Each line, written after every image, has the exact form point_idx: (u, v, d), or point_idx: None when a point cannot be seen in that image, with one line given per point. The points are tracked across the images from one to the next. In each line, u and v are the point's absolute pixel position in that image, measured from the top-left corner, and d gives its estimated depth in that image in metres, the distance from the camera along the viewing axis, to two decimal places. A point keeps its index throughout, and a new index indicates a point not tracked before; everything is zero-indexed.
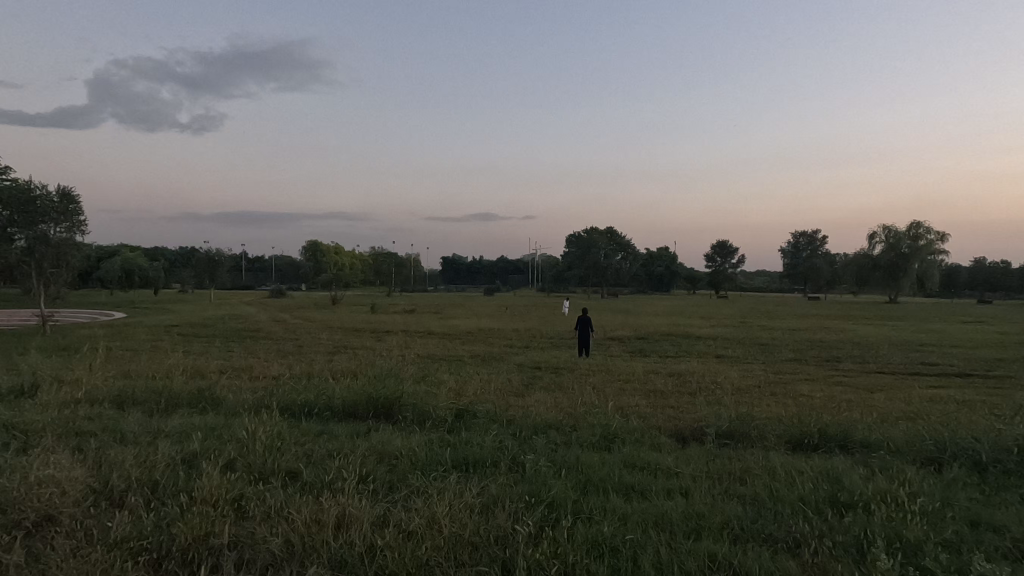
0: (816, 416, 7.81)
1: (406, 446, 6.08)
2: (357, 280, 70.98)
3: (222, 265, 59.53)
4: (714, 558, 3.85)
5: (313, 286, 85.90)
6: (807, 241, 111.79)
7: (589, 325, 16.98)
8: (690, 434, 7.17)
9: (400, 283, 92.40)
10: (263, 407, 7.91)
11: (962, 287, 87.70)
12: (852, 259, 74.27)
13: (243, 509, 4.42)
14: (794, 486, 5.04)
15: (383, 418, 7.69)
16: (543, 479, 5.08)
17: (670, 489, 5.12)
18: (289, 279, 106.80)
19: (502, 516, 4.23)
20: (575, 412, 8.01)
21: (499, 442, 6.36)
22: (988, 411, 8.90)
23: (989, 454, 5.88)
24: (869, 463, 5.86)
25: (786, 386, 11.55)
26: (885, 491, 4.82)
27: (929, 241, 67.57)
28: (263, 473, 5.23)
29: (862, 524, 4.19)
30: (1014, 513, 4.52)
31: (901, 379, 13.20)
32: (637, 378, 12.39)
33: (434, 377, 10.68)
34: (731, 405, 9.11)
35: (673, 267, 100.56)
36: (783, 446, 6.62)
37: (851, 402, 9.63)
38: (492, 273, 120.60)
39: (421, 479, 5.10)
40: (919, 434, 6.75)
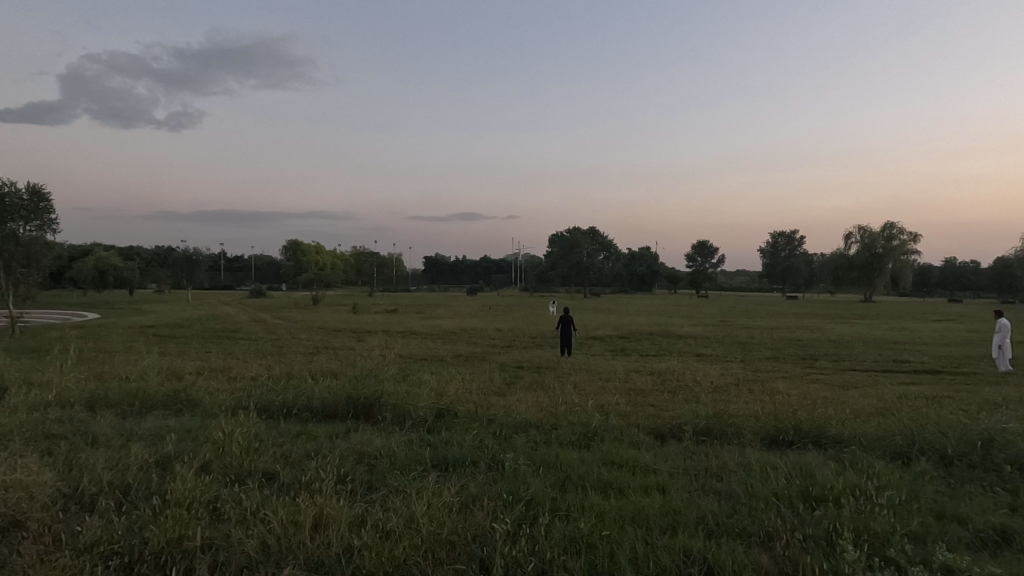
0: (791, 413, 7.96)
1: (386, 446, 6.06)
2: (339, 279, 70.29)
3: (200, 265, 58.55)
4: (689, 553, 3.92)
5: (294, 286, 85.01)
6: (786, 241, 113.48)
7: (571, 325, 17.04)
8: (668, 431, 7.27)
9: (382, 283, 92.05)
10: (241, 408, 7.82)
11: (935, 286, 89.74)
12: (829, 259, 75.70)
13: (218, 511, 4.37)
14: (768, 481, 5.13)
15: (362, 418, 7.65)
16: (522, 478, 5.11)
17: (648, 485, 5.19)
18: (269, 278, 105.49)
19: (480, 515, 4.24)
20: (555, 410, 8.06)
21: (479, 442, 6.36)
22: (956, 407, 9.16)
23: (955, 448, 6.06)
24: (840, 458, 6.01)
25: (763, 384, 11.75)
26: (854, 485, 4.96)
27: (904, 241, 69.00)
28: (239, 475, 5.17)
29: (832, 517, 4.30)
30: (977, 505, 4.67)
31: (874, 376, 13.51)
32: (618, 376, 12.50)
33: (415, 377, 10.61)
34: (709, 402, 9.25)
35: (655, 266, 101.53)
36: (759, 442, 6.75)
37: (824, 399, 9.86)
38: (476, 273, 120.32)
39: (400, 479, 5.10)
40: (890, 430, 6.93)
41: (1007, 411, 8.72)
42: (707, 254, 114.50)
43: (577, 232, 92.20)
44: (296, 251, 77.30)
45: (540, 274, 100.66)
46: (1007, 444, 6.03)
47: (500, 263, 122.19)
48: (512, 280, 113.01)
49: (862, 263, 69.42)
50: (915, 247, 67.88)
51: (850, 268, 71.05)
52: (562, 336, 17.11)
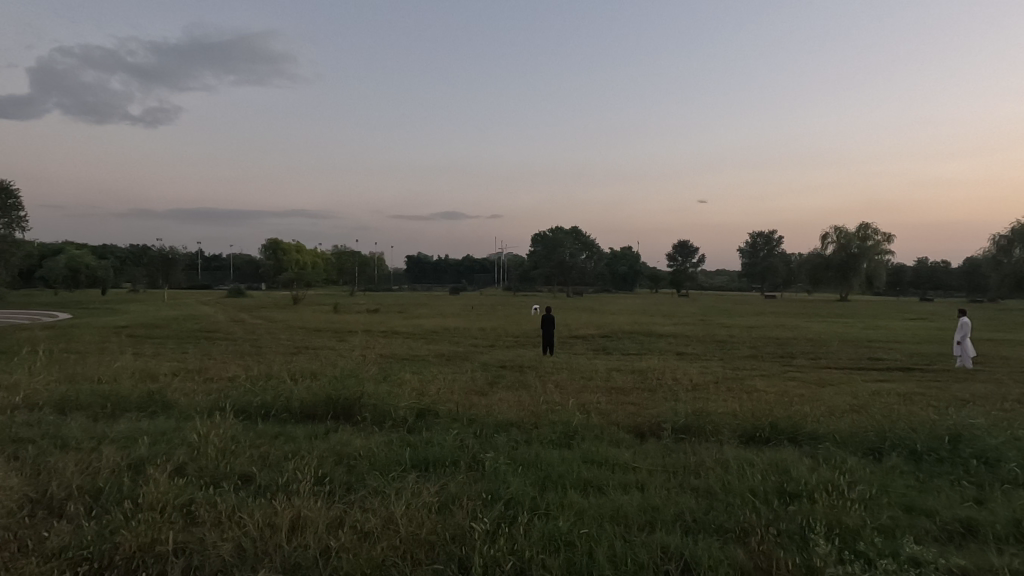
0: (768, 411, 8.09)
1: (365, 446, 6.02)
2: (319, 279, 69.55)
3: (176, 264, 57.47)
4: (666, 549, 3.97)
5: (274, 286, 83.89)
6: (765, 241, 115.33)
7: (553, 324, 17.09)
8: (648, 429, 7.33)
9: (364, 282, 91.42)
10: (218, 409, 7.69)
11: (908, 286, 92.00)
12: (806, 259, 77.01)
13: (192, 514, 4.31)
14: (745, 478, 5.21)
15: (342, 419, 7.58)
16: (503, 477, 5.11)
17: (627, 483, 5.23)
18: (248, 278, 103.91)
19: (459, 515, 4.23)
20: (537, 409, 8.07)
21: (459, 442, 6.34)
22: (927, 403, 9.40)
23: (924, 443, 6.22)
24: (814, 454, 6.12)
25: (742, 382, 11.91)
26: (828, 480, 5.06)
27: (879, 241, 70.51)
28: (215, 478, 5.09)
29: (805, 512, 4.38)
30: (945, 499, 4.80)
31: (849, 374, 13.81)
32: (600, 375, 12.58)
33: (397, 377, 10.55)
34: (689, 400, 9.35)
35: (637, 266, 102.38)
36: (736, 439, 6.85)
37: (801, 397, 10.03)
38: (458, 272, 119.99)
39: (379, 479, 5.06)
40: (862, 426, 7.09)
41: (975, 407, 9.00)
42: (687, 254, 115.78)
43: (560, 232, 92.54)
44: (276, 250, 76.17)
45: (523, 273, 100.67)
46: (974, 439, 6.21)
47: (483, 263, 121.80)
48: (495, 279, 113.02)
49: (838, 263, 70.90)
50: (889, 247, 69.45)
51: (827, 267, 72.38)
52: (544, 336, 17.16)
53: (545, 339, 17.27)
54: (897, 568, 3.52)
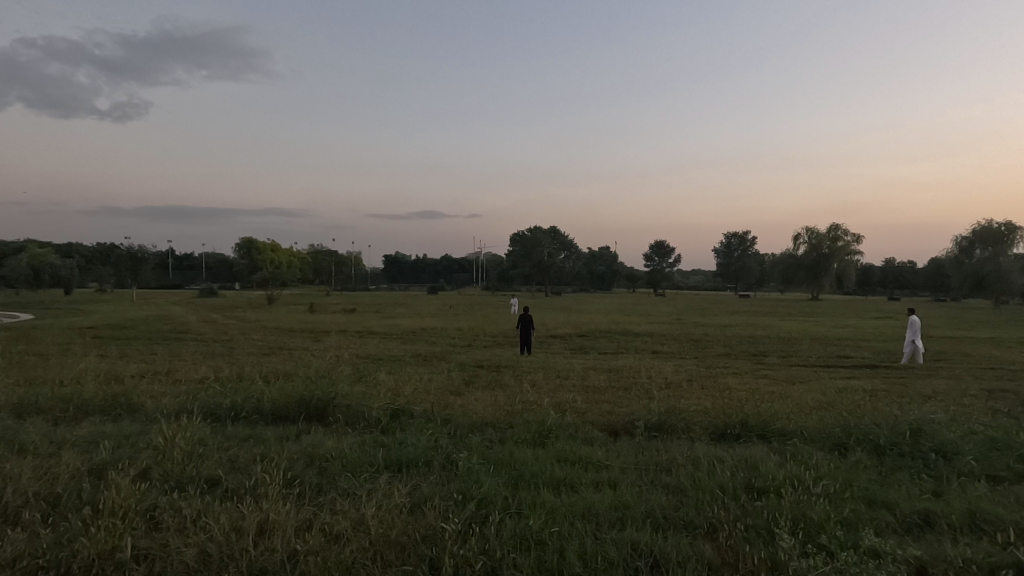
0: (739, 408, 8.25)
1: (338, 448, 5.95)
2: (295, 278, 68.33)
3: (145, 263, 55.91)
4: (636, 546, 4.01)
5: (247, 286, 82.18)
6: (739, 241, 117.07)
7: (530, 323, 17.10)
8: (621, 427, 7.42)
9: (340, 282, 90.34)
10: (186, 411, 7.51)
11: (875, 285, 94.61)
12: (779, 259, 78.56)
13: (156, 519, 4.20)
14: (714, 474, 5.30)
15: (314, 420, 7.48)
16: (476, 477, 5.10)
17: (599, 481, 5.27)
18: (221, 278, 101.60)
19: (431, 516, 4.22)
20: (513, 409, 8.07)
21: (433, 442, 6.31)
22: (892, 399, 9.69)
23: (886, 438, 6.41)
24: (782, 450, 6.26)
25: (715, 380, 12.07)
26: (794, 475, 5.17)
27: (848, 241, 72.33)
28: (180, 482, 4.98)
29: (772, 507, 4.47)
30: (904, 492, 4.95)
31: (819, 371, 14.12)
32: (576, 374, 12.64)
33: (372, 378, 10.42)
34: (662, 398, 9.46)
35: (615, 266, 103.13)
36: (707, 436, 6.96)
37: (771, 394, 10.23)
38: (437, 272, 119.28)
39: (351, 481, 5.01)
40: (828, 422, 7.27)
41: (936, 402, 9.30)
42: (664, 254, 117.13)
43: (537, 232, 92.73)
44: (250, 249, 74.76)
45: (501, 273, 100.62)
46: (934, 433, 6.42)
47: (461, 262, 121.20)
48: (473, 279, 112.73)
49: (809, 263, 72.50)
50: (858, 247, 71.28)
51: (798, 267, 73.98)
52: (522, 335, 17.16)
53: (522, 338, 17.28)
54: (857, 560, 3.62)
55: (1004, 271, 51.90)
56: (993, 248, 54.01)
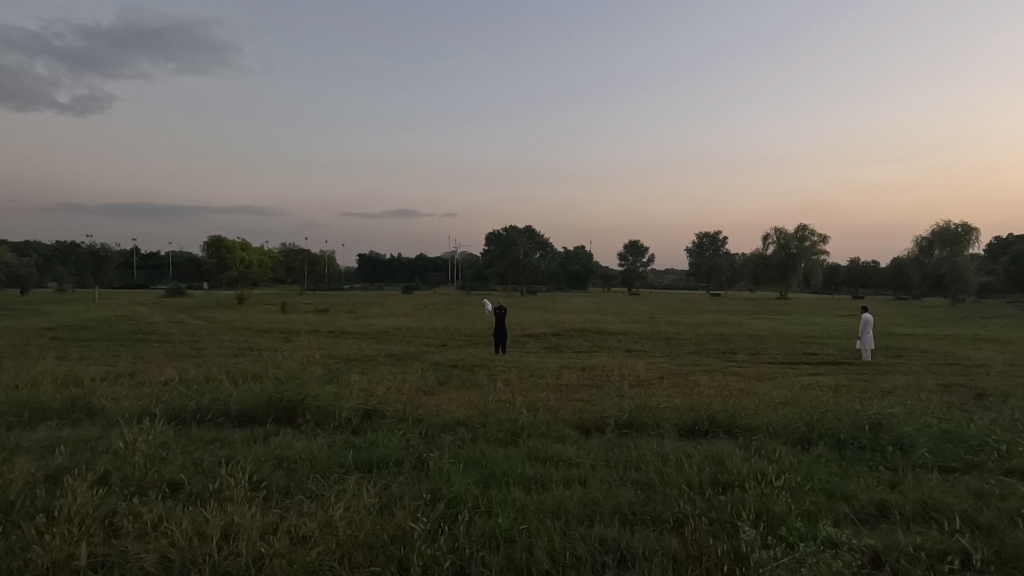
0: (708, 404, 8.41)
1: (306, 449, 5.87)
2: (266, 277, 66.95)
3: (109, 262, 54.03)
4: (604, 541, 4.07)
5: (216, 285, 80.14)
6: (710, 242, 121.00)
7: (505, 322, 17.05)
8: (593, 425, 7.49)
9: (313, 282, 88.90)
10: (148, 415, 7.29)
11: (841, 285, 97.32)
12: (749, 259, 80.18)
13: (116, 526, 4.09)
14: (681, 470, 5.39)
15: (283, 421, 7.36)
16: (446, 476, 5.09)
17: (570, 479, 5.32)
18: (189, 278, 98.79)
19: (400, 516, 4.21)
20: (486, 407, 8.10)
21: (405, 442, 6.28)
22: (853, 395, 10.03)
23: (846, 432, 6.63)
24: (748, 445, 6.41)
25: (686, 378, 12.29)
26: (758, 469, 5.32)
27: (814, 241, 74.19)
28: (141, 486, 4.85)
29: (736, 501, 4.57)
30: (863, 484, 5.12)
31: (786, 368, 14.46)
32: (550, 373, 12.70)
33: (343, 379, 10.28)
34: (634, 396, 9.58)
35: (590, 266, 103.91)
36: (676, 432, 7.09)
37: (740, 390, 10.47)
38: (412, 271, 118.27)
39: (319, 482, 4.95)
40: (792, 417, 7.47)
41: (895, 397, 9.66)
42: (638, 254, 118.53)
43: (513, 231, 92.78)
44: (219, 248, 73.20)
45: (477, 272, 100.44)
46: (891, 427, 6.67)
47: (436, 262, 120.37)
48: (448, 279, 112.19)
49: (777, 263, 74.17)
50: (824, 247, 73.11)
51: (767, 267, 75.60)
52: (497, 334, 17.12)
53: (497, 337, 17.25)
54: (815, 550, 3.75)
55: (960, 271, 54.02)
56: (950, 248, 56.07)
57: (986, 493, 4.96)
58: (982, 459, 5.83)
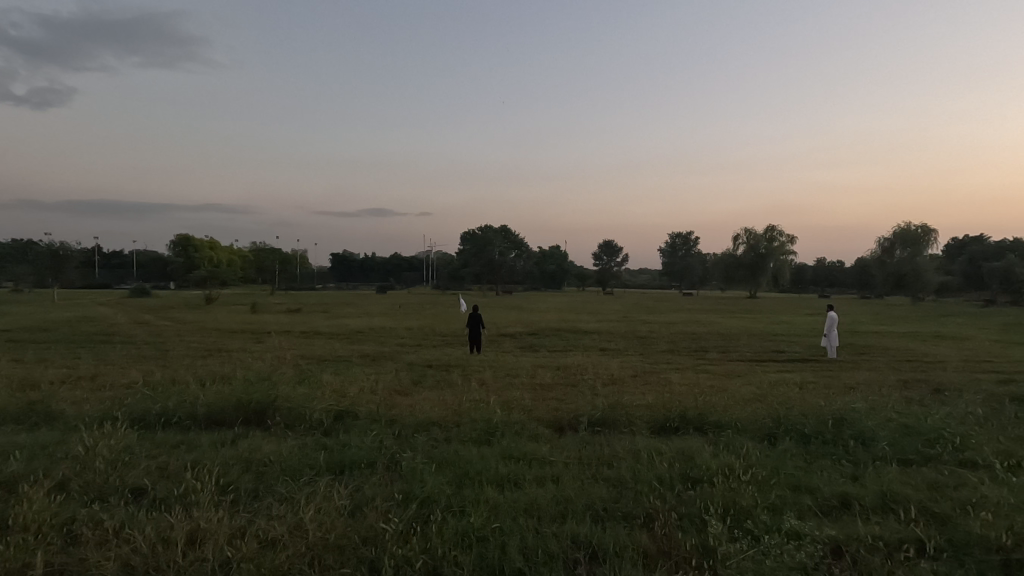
0: (679, 402, 8.55)
1: (277, 451, 5.77)
2: (235, 277, 65.40)
3: (69, 261, 52.07)
4: (576, 538, 4.11)
5: (183, 285, 77.97)
6: (682, 242, 123.84)
7: (480, 321, 17.04)
8: (566, 423, 7.55)
9: (285, 282, 87.26)
10: (110, 419, 7.07)
11: (809, 284, 99.84)
12: (720, 259, 81.67)
13: (75, 533, 3.97)
14: (653, 467, 5.47)
15: (253, 424, 7.22)
16: (419, 476, 5.07)
17: (543, 476, 5.35)
18: (154, 277, 95.86)
19: (372, 517, 4.18)
20: (460, 407, 8.08)
21: (378, 443, 6.23)
22: (818, 391, 10.33)
23: (811, 427, 6.82)
24: (717, 441, 6.54)
25: (658, 376, 12.47)
26: (726, 464, 5.44)
27: (783, 241, 76.04)
28: (103, 492, 4.71)
29: (705, 496, 4.66)
30: (826, 477, 5.28)
31: (755, 366, 14.79)
32: (525, 372, 12.74)
33: (316, 379, 10.16)
34: (608, 394, 9.68)
35: (565, 266, 104.46)
36: (648, 430, 7.19)
37: (710, 388, 10.68)
38: (386, 271, 117.05)
39: (289, 485, 4.87)
40: (760, 414, 7.65)
41: (857, 393, 9.98)
42: (612, 254, 119.75)
43: (489, 230, 92.74)
44: (186, 246, 71.24)
45: (453, 271, 100.13)
46: (853, 422, 6.89)
47: (411, 261, 119.49)
48: (424, 278, 111.54)
49: (748, 263, 75.74)
50: (792, 247, 74.98)
51: (738, 267, 77.12)
52: (472, 334, 17.12)
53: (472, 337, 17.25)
54: (779, 542, 3.86)
55: (920, 270, 56.07)
56: (911, 248, 58.11)
57: (940, 483, 5.17)
58: (938, 451, 6.06)
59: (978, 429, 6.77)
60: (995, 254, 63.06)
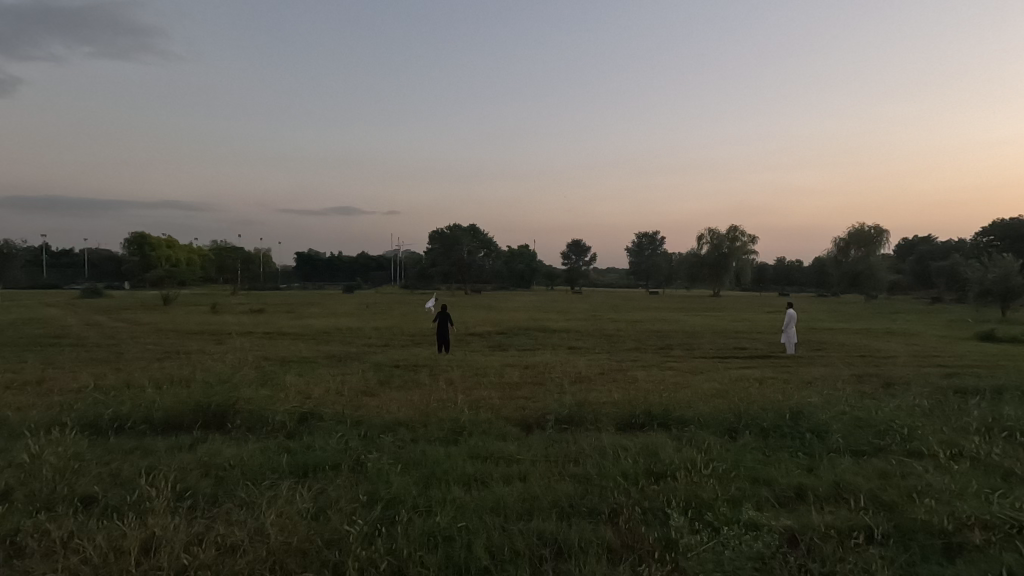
0: (644, 398, 8.69)
1: (237, 455, 5.63)
2: (194, 276, 63.29)
3: (13, 259, 49.45)
4: (542, 535, 4.15)
5: (138, 285, 74.95)
6: (649, 242, 125.90)
7: (448, 321, 16.96)
8: (533, 421, 7.60)
9: (247, 282, 84.86)
10: (58, 425, 6.75)
11: (769, 283, 102.89)
12: (685, 259, 83.33)
13: (19, 546, 3.79)
14: (618, 462, 5.56)
15: (212, 427, 7.01)
16: (385, 477, 5.03)
17: (510, 475, 5.38)
18: (107, 276, 91.87)
19: (336, 519, 4.12)
20: (428, 407, 8.02)
21: (343, 444, 6.13)
22: (777, 386, 10.67)
23: (770, 421, 7.04)
24: (681, 436, 6.69)
25: (625, 373, 12.65)
26: (688, 459, 5.56)
27: (745, 242, 78.12)
28: (48, 502, 4.49)
29: (668, 490, 4.77)
30: (783, 469, 5.46)
31: (717, 363, 15.16)
32: (493, 371, 12.73)
33: (279, 381, 9.93)
34: (575, 392, 9.77)
35: (533, 266, 104.87)
36: (614, 426, 7.30)
37: (675, 384, 10.90)
38: (353, 271, 115.15)
39: (250, 490, 4.76)
40: (722, 409, 7.85)
41: (814, 388, 10.34)
42: (580, 254, 120.82)
43: (457, 228, 92.30)
44: (142, 244, 68.58)
45: (421, 271, 99.31)
46: (809, 415, 7.16)
47: (379, 261, 117.96)
48: (392, 277, 110.27)
49: (711, 263, 77.51)
50: (754, 247, 77.11)
51: (702, 266, 78.83)
52: (441, 333, 17.04)
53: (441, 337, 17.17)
54: (737, 533, 3.99)
55: (873, 270, 58.52)
56: (864, 248, 60.54)
57: (889, 472, 5.42)
58: (887, 442, 6.35)
59: (924, 420, 7.12)
60: (942, 254, 66.22)
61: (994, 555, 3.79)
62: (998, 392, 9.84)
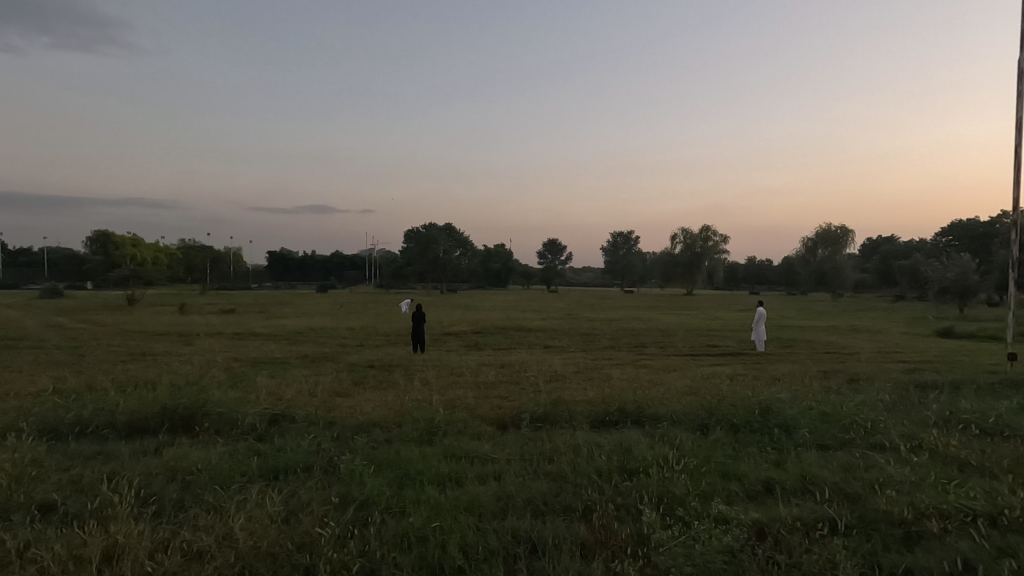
0: (618, 396, 8.77)
1: (205, 458, 5.50)
2: (161, 276, 61.49)
3: None
4: (516, 533, 4.16)
5: (101, 284, 72.47)
6: (623, 241, 127.30)
7: (422, 320, 16.83)
8: (509, 420, 7.60)
9: (217, 281, 82.85)
10: (15, 431, 6.50)
11: (741, 282, 104.95)
12: (659, 258, 84.41)
13: None
14: (592, 460, 5.60)
15: (179, 430, 6.83)
16: (358, 478, 4.97)
17: (484, 474, 5.37)
18: (69, 276, 88.60)
19: (307, 522, 4.07)
20: (403, 407, 7.96)
21: (316, 446, 6.04)
22: (747, 383, 10.89)
23: (740, 417, 7.19)
24: (654, 433, 6.78)
25: (600, 371, 12.75)
26: (661, 455, 5.64)
27: (717, 241, 79.57)
28: (3, 511, 4.32)
29: (640, 486, 4.83)
30: (752, 464, 5.58)
31: (691, 360, 15.40)
32: (469, 371, 12.69)
33: (250, 383, 9.73)
34: (551, 391, 9.81)
35: (510, 265, 104.95)
36: (589, 424, 7.35)
37: (649, 382, 11.03)
38: (327, 270, 113.45)
39: (218, 494, 4.66)
40: (694, 405, 7.98)
41: (783, 384, 10.59)
42: (556, 253, 121.39)
43: (433, 227, 91.79)
44: (105, 243, 66.38)
45: (396, 270, 98.50)
46: (778, 411, 7.33)
47: (353, 260, 116.55)
48: (366, 276, 109.09)
49: (685, 262, 78.70)
50: (726, 246, 78.57)
51: (676, 265, 79.97)
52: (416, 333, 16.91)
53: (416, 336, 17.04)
54: (707, 527, 4.07)
55: (840, 269, 60.20)
56: (831, 248, 62.23)
57: (853, 465, 5.58)
58: (851, 436, 6.54)
59: (886, 414, 7.35)
60: (904, 253, 68.49)
61: (950, 543, 3.95)
62: (956, 386, 10.22)
